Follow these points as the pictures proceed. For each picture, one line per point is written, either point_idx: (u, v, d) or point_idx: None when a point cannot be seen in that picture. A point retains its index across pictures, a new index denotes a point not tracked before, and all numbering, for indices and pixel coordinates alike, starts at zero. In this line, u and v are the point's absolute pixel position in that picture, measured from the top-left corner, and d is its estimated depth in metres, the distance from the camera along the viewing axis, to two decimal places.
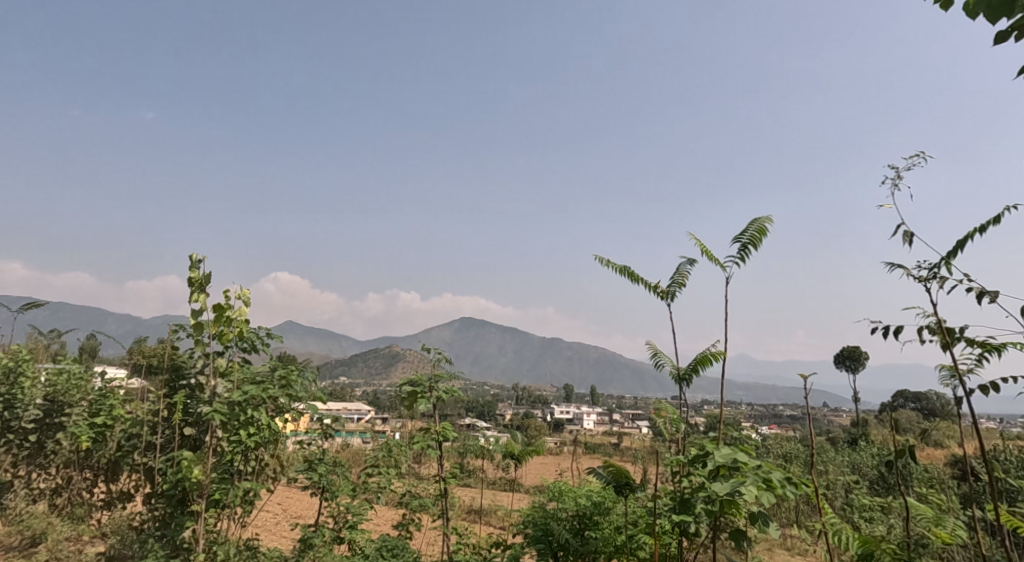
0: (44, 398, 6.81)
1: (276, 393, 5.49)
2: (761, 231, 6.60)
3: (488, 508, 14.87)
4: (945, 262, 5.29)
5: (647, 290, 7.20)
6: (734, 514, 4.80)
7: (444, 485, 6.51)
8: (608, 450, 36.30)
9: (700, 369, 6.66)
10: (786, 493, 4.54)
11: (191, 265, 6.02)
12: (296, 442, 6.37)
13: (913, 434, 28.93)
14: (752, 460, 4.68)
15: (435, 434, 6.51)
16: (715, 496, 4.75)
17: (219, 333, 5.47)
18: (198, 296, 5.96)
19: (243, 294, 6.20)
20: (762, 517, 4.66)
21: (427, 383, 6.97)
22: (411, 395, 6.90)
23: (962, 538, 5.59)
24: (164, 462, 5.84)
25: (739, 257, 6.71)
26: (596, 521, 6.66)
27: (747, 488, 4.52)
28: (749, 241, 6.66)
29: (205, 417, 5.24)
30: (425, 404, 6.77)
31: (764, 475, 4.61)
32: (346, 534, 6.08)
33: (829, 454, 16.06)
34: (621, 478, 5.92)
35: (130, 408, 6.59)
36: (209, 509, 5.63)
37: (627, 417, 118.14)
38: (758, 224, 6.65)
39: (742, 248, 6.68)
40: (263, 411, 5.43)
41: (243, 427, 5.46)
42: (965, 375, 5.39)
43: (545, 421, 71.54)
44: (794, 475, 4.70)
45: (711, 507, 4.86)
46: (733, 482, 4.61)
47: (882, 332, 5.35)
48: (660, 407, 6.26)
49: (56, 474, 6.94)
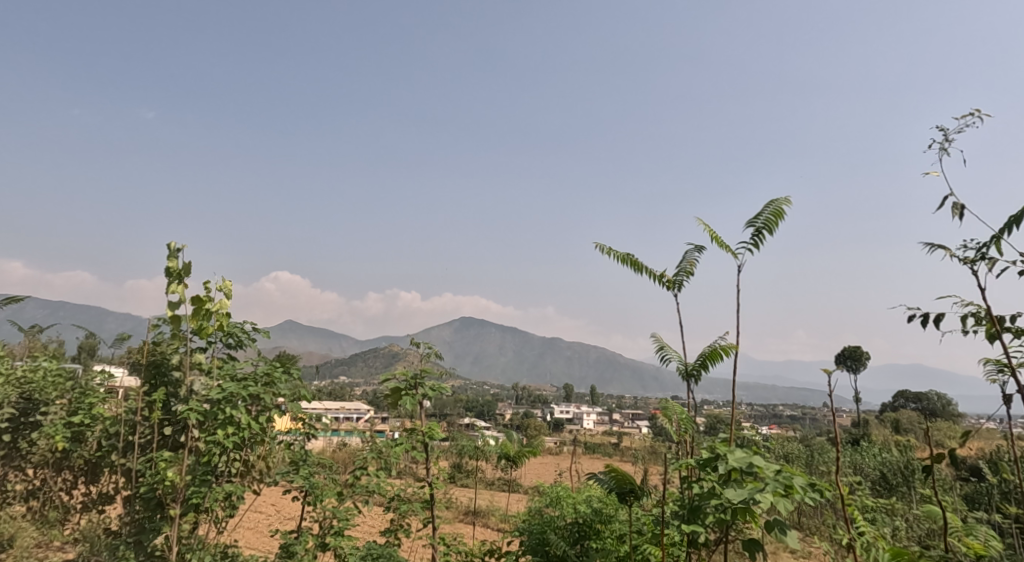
0: (20, 396, 6.55)
1: (258, 391, 5.25)
2: (778, 214, 6.35)
3: (483, 509, 14.66)
4: (995, 242, 5.02)
5: (652, 279, 6.94)
6: (750, 521, 4.59)
7: (433, 489, 6.29)
8: (608, 450, 36.11)
9: (709, 364, 6.41)
10: (807, 500, 4.33)
11: (168, 255, 5.67)
12: (282, 441, 6.06)
13: (914, 434, 28.63)
14: (768, 464, 4.46)
15: (421, 434, 6.27)
16: (729, 503, 4.56)
17: (198, 327, 5.20)
18: (176, 287, 5.64)
19: (224, 284, 5.88)
20: (779, 525, 4.41)
21: (413, 379, 6.76)
22: (394, 392, 6.74)
23: (994, 549, 5.42)
24: (143, 463, 5.61)
25: (753, 243, 6.47)
26: (598, 530, 6.39)
27: (763, 495, 4.32)
28: (764, 226, 6.43)
29: (180, 416, 5.11)
30: (411, 401, 6.54)
31: (784, 481, 4.38)
32: (330, 540, 5.82)
33: (831, 455, 15.84)
34: (626, 485, 5.71)
35: (110, 407, 6.21)
36: (185, 513, 5.44)
37: (627, 416, 118.14)
38: (775, 207, 6.38)
39: (756, 233, 6.45)
40: (244, 409, 5.19)
41: (221, 427, 5.20)
42: (1015, 369, 5.14)
43: (545, 421, 71.35)
44: (811, 479, 4.52)
45: (723, 515, 4.66)
46: (746, 489, 4.40)
47: (927, 319, 5.09)
48: (666, 406, 5.97)
49: (33, 477, 6.65)
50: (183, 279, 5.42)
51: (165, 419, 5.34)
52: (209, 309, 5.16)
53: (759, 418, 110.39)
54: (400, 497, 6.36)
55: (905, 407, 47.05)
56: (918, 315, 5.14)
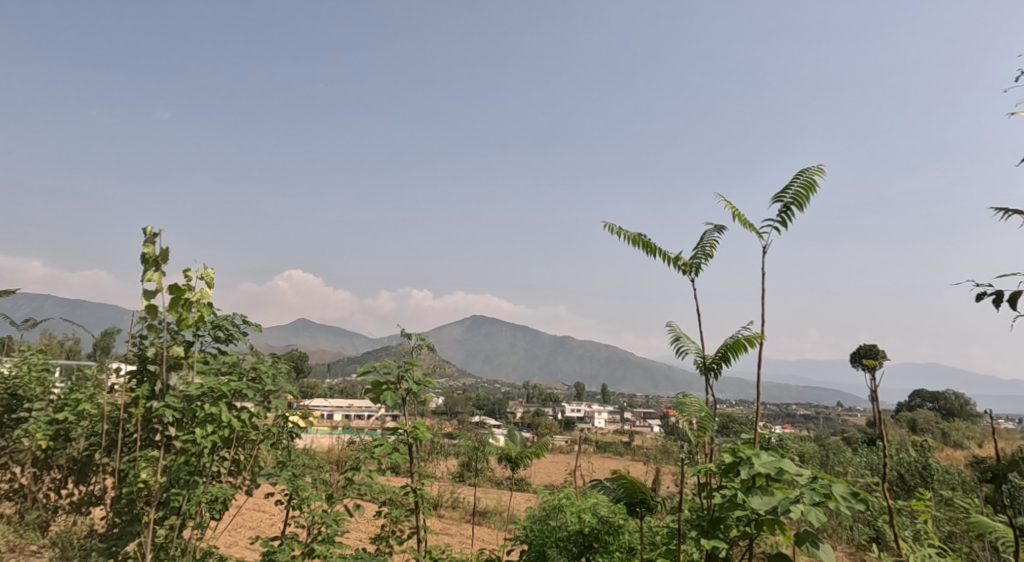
0: (4, 392, 6.36)
1: (240, 387, 5.06)
2: (808, 187, 6.01)
3: (491, 509, 14.38)
4: None
5: (666, 262, 6.63)
6: (779, 535, 4.31)
7: (419, 494, 5.99)
8: (619, 449, 35.69)
9: (730, 356, 6.10)
10: (845, 510, 4.07)
11: (145, 241, 5.40)
12: (268, 441, 5.82)
13: (931, 435, 28.25)
14: (799, 471, 4.22)
15: (406, 432, 6.08)
16: (754, 514, 4.29)
17: (178, 317, 4.91)
18: (152, 274, 5.37)
19: (205, 272, 5.60)
20: (811, 537, 4.15)
21: (396, 373, 6.44)
22: (376, 387, 6.35)
23: None
24: (125, 463, 5.44)
25: (781, 220, 6.14)
26: (605, 542, 6.10)
27: (795, 505, 4.09)
28: (792, 200, 6.10)
29: (157, 412, 4.91)
30: (393, 397, 6.27)
31: (819, 490, 4.14)
32: (318, 547, 5.55)
33: (846, 456, 15.51)
34: (636, 496, 5.46)
35: (97, 403, 6.00)
36: (166, 516, 5.25)
37: (638, 414, 117.82)
38: (806, 178, 6.02)
39: (785, 209, 6.13)
40: (225, 407, 4.97)
41: (201, 425, 4.99)
42: None
43: (556, 420, 71.11)
44: (850, 487, 4.26)
45: (747, 528, 4.42)
46: (775, 498, 4.17)
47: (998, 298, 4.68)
48: (682, 403, 5.68)
49: (17, 476, 6.47)
50: (159, 266, 5.16)
51: (142, 417, 5.19)
52: (189, 300, 4.91)
53: (771, 417, 109.73)
54: (391, 502, 6.10)
55: (924, 406, 46.22)
56: (989, 295, 4.76)
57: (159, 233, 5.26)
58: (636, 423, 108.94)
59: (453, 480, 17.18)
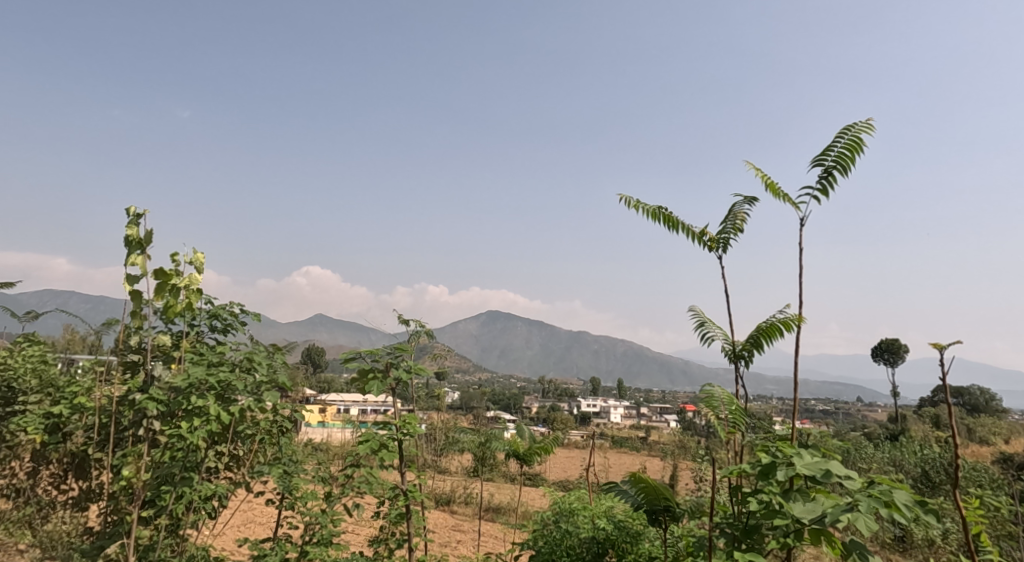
0: (3, 384, 6.35)
1: (229, 379, 4.89)
2: (852, 146, 5.67)
3: (504, 507, 14.15)
4: None
5: (691, 237, 6.33)
6: (826, 545, 4.04)
7: (411, 493, 5.72)
8: (635, 444, 35.30)
9: (763, 341, 5.80)
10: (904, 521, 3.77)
11: (129, 222, 5.21)
12: (263, 436, 5.65)
13: (955, 432, 27.58)
14: (850, 475, 3.93)
15: (397, 426, 5.81)
16: (798, 522, 4.00)
17: (166, 305, 4.78)
18: (136, 258, 5.17)
19: (194, 256, 5.39)
20: (859, 548, 3.92)
21: (384, 360, 6.19)
22: (362, 375, 6.11)
23: None
24: (117, 458, 5.33)
25: (821, 185, 5.79)
26: (624, 550, 5.86)
27: (846, 514, 3.81)
28: (834, 163, 5.76)
29: (142, 404, 4.77)
30: (378, 386, 5.99)
31: (882, 497, 3.84)
32: (312, 549, 5.34)
33: (869, 451, 15.09)
34: (659, 502, 5.19)
35: (92, 397, 5.89)
36: (155, 513, 5.11)
37: (655, 410, 117.21)
38: (851, 136, 5.66)
39: (826, 173, 5.79)
40: (212, 398, 4.80)
41: (188, 419, 4.84)
42: None
43: (571, 416, 70.92)
44: (912, 495, 3.95)
45: (786, 538, 4.14)
46: (821, 504, 3.94)
47: None
48: (709, 396, 5.36)
49: (16, 472, 6.38)
50: (142, 249, 4.99)
51: (131, 410, 5.13)
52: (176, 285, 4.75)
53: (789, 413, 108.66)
54: (388, 501, 5.87)
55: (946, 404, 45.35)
56: None
57: (145, 214, 5.14)
58: (652, 419, 108.25)
59: (466, 475, 16.97)
